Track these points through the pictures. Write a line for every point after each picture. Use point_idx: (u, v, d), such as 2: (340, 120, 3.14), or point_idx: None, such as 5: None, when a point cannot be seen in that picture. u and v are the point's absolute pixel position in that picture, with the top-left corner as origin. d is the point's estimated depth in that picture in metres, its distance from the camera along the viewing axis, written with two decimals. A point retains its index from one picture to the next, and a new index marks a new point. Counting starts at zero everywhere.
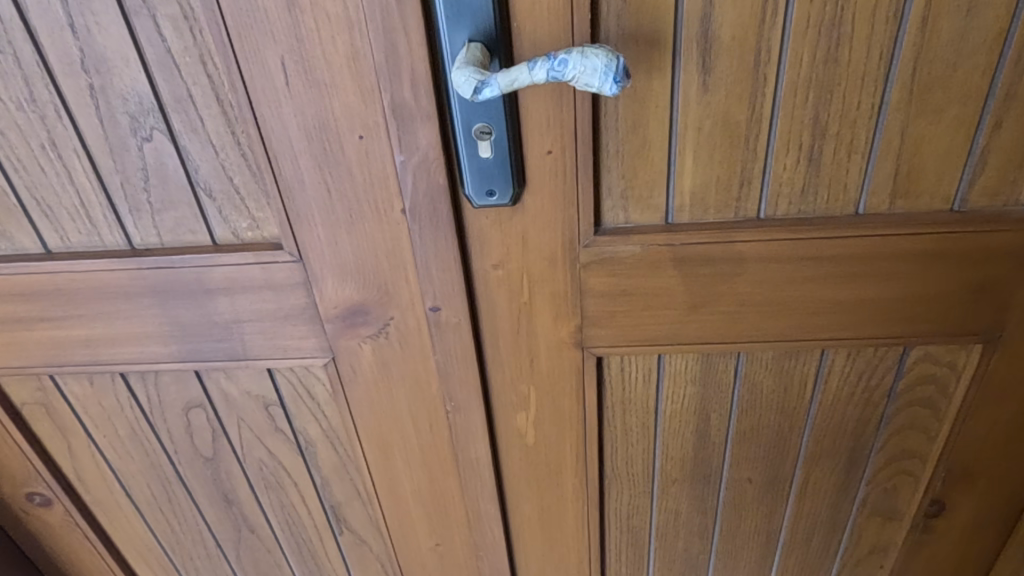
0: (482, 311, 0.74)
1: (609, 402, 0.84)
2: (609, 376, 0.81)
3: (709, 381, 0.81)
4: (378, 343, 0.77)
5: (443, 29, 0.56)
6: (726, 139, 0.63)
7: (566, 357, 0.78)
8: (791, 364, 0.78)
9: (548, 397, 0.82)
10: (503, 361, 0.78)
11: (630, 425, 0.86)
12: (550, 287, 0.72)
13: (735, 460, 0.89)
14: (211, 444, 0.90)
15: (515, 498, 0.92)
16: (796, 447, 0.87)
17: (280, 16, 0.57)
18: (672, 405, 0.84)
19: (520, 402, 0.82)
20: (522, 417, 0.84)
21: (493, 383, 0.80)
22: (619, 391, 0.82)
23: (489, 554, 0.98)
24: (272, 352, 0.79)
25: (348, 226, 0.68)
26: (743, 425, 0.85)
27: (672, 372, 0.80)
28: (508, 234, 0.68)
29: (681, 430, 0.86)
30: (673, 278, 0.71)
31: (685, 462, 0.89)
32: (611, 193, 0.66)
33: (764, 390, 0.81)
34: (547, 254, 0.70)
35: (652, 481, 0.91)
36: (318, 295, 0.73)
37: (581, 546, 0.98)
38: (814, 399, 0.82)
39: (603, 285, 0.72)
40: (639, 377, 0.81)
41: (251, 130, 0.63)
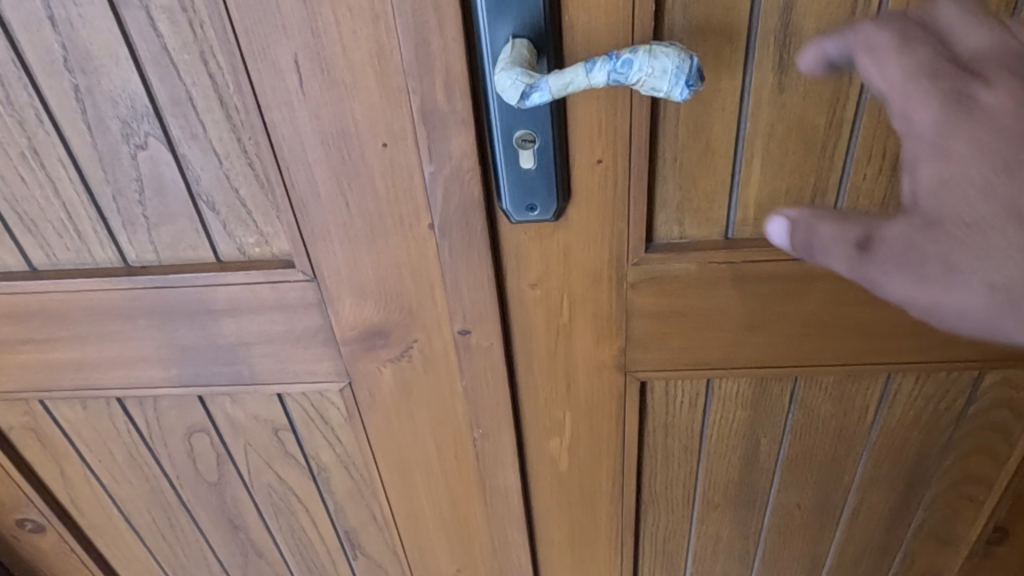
0: (516, 332, 0.67)
1: (650, 427, 0.77)
2: (652, 400, 0.74)
3: (761, 403, 0.74)
4: (400, 366, 0.70)
5: (483, 23, 0.48)
6: (801, 145, 0.55)
7: (607, 381, 0.70)
8: (853, 387, 0.72)
9: (584, 424, 0.75)
10: (537, 385, 0.71)
11: (672, 450, 0.79)
12: (593, 307, 0.65)
13: (783, 486, 0.82)
14: (215, 469, 0.83)
15: (544, 525, 0.85)
16: (850, 473, 0.80)
17: (293, 7, 0.49)
18: (719, 430, 0.77)
19: (553, 428, 0.75)
20: (556, 443, 0.77)
21: (525, 408, 0.73)
22: (662, 414, 0.76)
23: None
24: (282, 376, 0.72)
25: (369, 242, 0.61)
26: (796, 450, 0.78)
27: (721, 395, 0.74)
28: (548, 251, 0.61)
29: (726, 455, 0.79)
30: (731, 297, 0.63)
31: (729, 488, 0.82)
32: (666, 206, 0.59)
33: (821, 412, 0.75)
34: (592, 271, 0.62)
35: (692, 507, 0.85)
36: (334, 316, 0.66)
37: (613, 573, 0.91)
38: (875, 422, 0.75)
39: (652, 304, 0.64)
40: (684, 399, 0.74)
41: (260, 137, 0.55)
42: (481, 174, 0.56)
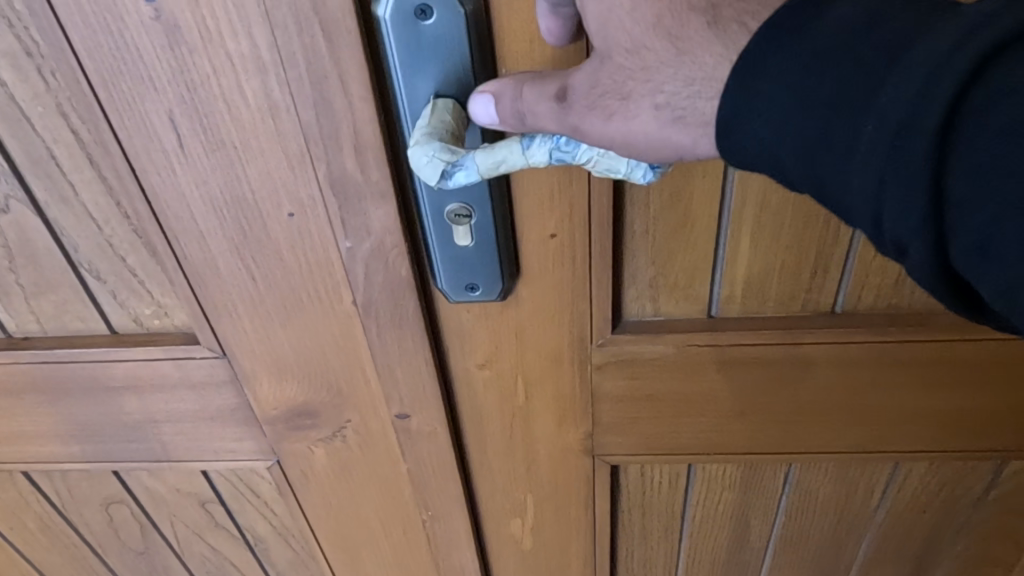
0: (464, 413, 0.57)
1: (625, 506, 0.68)
2: (626, 481, 0.65)
3: (751, 485, 0.65)
4: (334, 446, 0.61)
5: (399, 78, 0.38)
6: (799, 217, 0.46)
7: (572, 465, 0.61)
8: (856, 472, 0.63)
9: (549, 507, 0.65)
10: (492, 467, 0.62)
11: (650, 529, 0.70)
12: (553, 390, 0.55)
13: (776, 566, 0.73)
14: (141, 540, 0.75)
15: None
16: (851, 554, 0.71)
17: (159, 56, 0.39)
18: (702, 511, 0.68)
19: (513, 511, 0.66)
20: (517, 525, 0.67)
21: (480, 489, 0.64)
22: (638, 493, 0.67)
23: None
24: (201, 453, 0.62)
25: (284, 319, 0.51)
26: (790, 531, 0.69)
27: (705, 477, 0.65)
28: (497, 332, 0.51)
29: (711, 535, 0.70)
30: (715, 381, 0.54)
31: (714, 566, 0.73)
32: (636, 282, 0.49)
33: (820, 496, 0.66)
34: (550, 353, 0.53)
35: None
36: (251, 395, 0.57)
37: None
38: (880, 506, 0.66)
39: (622, 388, 0.55)
40: (664, 479, 0.65)
41: (138, 205, 0.45)
42: (410, 251, 0.46)
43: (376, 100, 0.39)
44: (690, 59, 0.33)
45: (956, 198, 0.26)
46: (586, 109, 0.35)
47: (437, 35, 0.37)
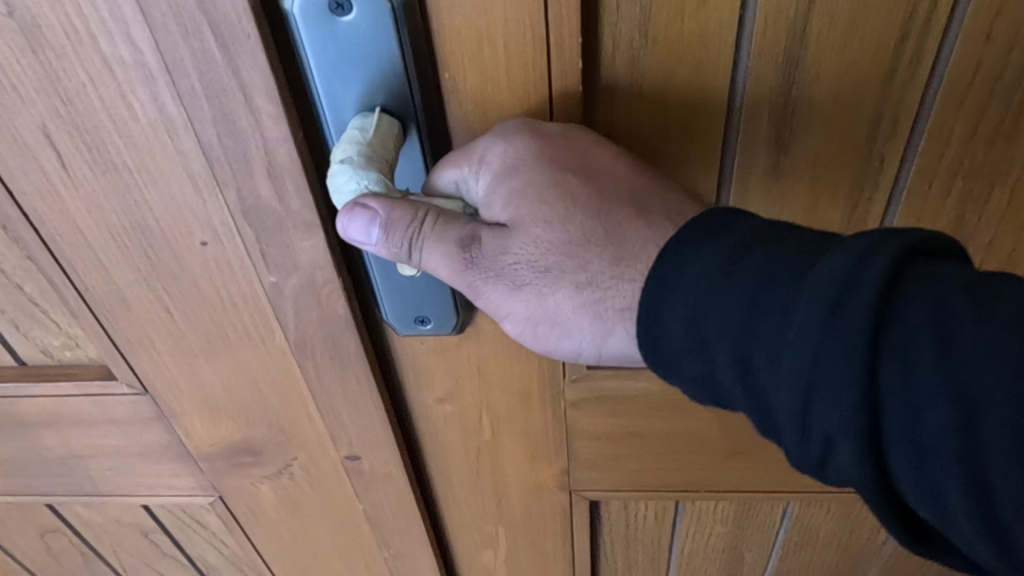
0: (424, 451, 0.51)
1: (608, 535, 0.62)
2: (609, 514, 0.60)
3: (744, 518, 0.60)
4: (281, 484, 0.54)
5: (319, 84, 0.32)
6: None
7: (547, 503, 0.55)
8: (860, 512, 0.57)
9: (521, 544, 0.59)
10: (459, 503, 0.56)
11: (636, 559, 0.65)
12: (522, 429, 0.49)
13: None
14: (84, 567, 0.69)
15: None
16: None
17: (20, 60, 0.31)
18: (691, 543, 0.63)
19: (483, 544, 0.60)
20: (486, 560, 0.61)
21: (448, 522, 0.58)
22: (621, 523, 0.61)
23: None
24: (135, 488, 0.56)
25: (210, 356, 0.44)
26: (787, 564, 0.64)
27: (694, 510, 0.59)
28: (456, 366, 0.45)
29: (701, 565, 0.65)
30: (704, 416, 0.49)
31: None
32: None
33: (820, 533, 0.60)
34: (517, 390, 0.46)
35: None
36: (182, 432, 0.50)
37: None
38: (888, 545, 0.60)
39: (600, 425, 0.49)
40: (650, 512, 0.59)
41: (24, 234, 0.38)
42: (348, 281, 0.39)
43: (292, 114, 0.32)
44: (618, 242, 0.35)
45: (890, 387, 0.28)
46: (488, 282, 0.35)
47: (360, 33, 0.30)
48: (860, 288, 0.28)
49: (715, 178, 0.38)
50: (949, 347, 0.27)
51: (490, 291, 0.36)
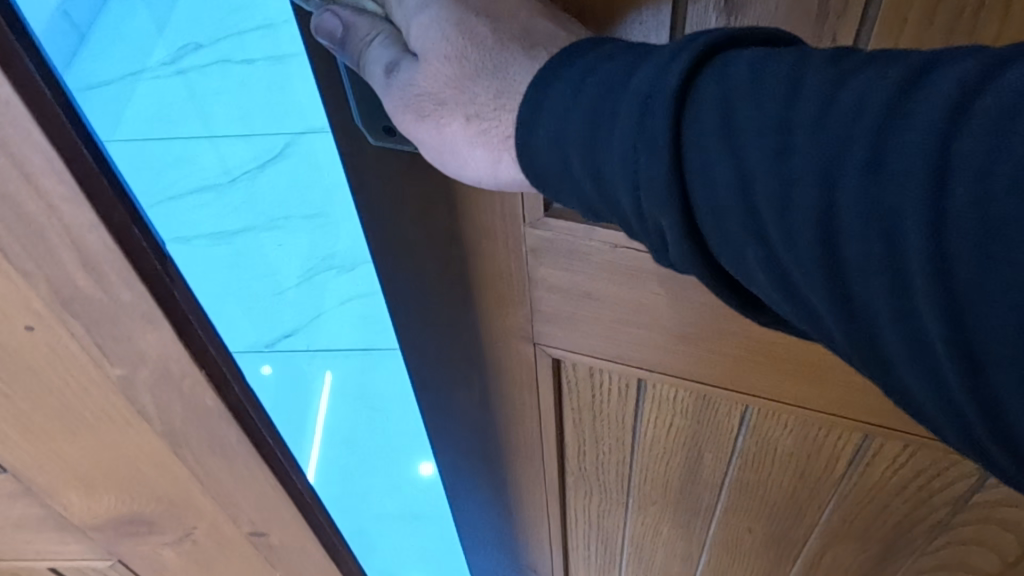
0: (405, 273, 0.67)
1: (581, 401, 0.79)
2: (573, 371, 0.75)
3: (700, 413, 0.74)
4: (184, 549, 0.48)
5: None
6: None
7: (502, 330, 0.73)
8: (813, 443, 0.72)
9: (495, 374, 0.79)
10: (451, 318, 0.73)
11: (605, 435, 0.82)
12: (493, 258, 0.65)
13: (731, 492, 0.83)
14: None
15: (461, 453, 0.93)
16: (810, 515, 0.81)
17: None
18: (650, 429, 0.78)
19: (467, 341, 0.76)
20: (479, 373, 0.80)
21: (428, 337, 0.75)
22: (587, 394, 0.78)
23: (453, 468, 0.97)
24: (21, 553, 0.49)
25: (70, 434, 0.39)
26: (745, 473, 0.79)
27: (654, 397, 0.74)
28: (453, 195, 0.60)
29: (668, 441, 0.79)
30: (654, 281, 0.61)
31: (667, 490, 0.86)
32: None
33: (779, 433, 0.72)
34: (489, 221, 0.62)
35: (627, 478, 0.87)
36: (57, 506, 0.43)
37: (539, 502, 0.99)
38: (845, 476, 0.74)
39: (553, 277, 0.64)
40: (614, 389, 0.75)
41: None
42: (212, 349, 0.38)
43: (111, 187, 0.31)
44: (502, 70, 0.46)
45: (691, 152, 0.38)
46: (403, 109, 0.49)
47: None
48: (661, 86, 0.39)
49: (666, 28, 0.47)
50: (732, 116, 0.37)
51: (407, 119, 0.50)
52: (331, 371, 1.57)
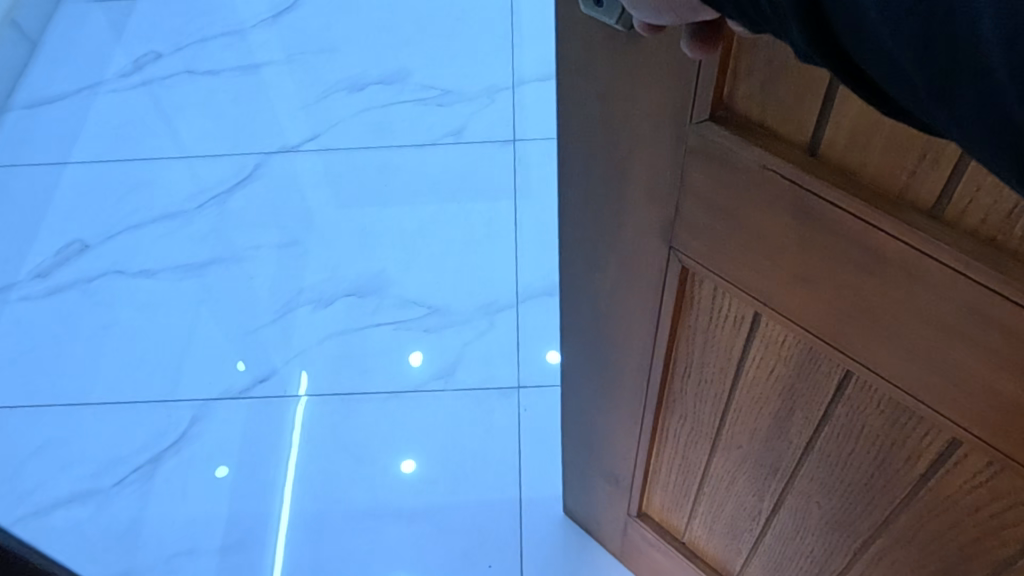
0: (572, 144, 0.65)
1: (693, 331, 0.73)
2: (691, 288, 0.69)
3: (805, 368, 0.65)
4: None
5: None
6: None
7: (648, 238, 0.67)
8: (905, 429, 0.60)
9: (626, 286, 0.74)
10: (587, 207, 0.70)
11: (707, 364, 0.75)
12: (647, 157, 0.60)
13: (800, 472, 0.75)
14: None
15: (586, 371, 0.91)
16: (881, 514, 0.69)
17: None
18: (753, 368, 0.70)
19: (596, 247, 0.73)
20: (601, 278, 0.76)
21: (575, 223, 0.72)
22: (704, 315, 0.71)
23: (570, 382, 0.95)
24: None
25: None
26: (829, 448, 0.69)
27: (766, 335, 0.65)
28: (620, 74, 0.56)
29: (754, 407, 0.74)
30: (786, 216, 0.53)
31: (751, 439, 0.78)
32: (748, 79, 0.50)
33: (866, 432, 0.64)
34: (648, 113, 0.57)
35: (718, 430, 0.81)
36: None
37: (629, 441, 0.95)
38: (926, 482, 0.62)
39: (702, 184, 0.57)
40: (732, 319, 0.67)
41: None
42: None
43: None
44: None
45: None
46: None
47: None
48: None
49: None
50: None
51: None
52: (309, 397, 1.36)
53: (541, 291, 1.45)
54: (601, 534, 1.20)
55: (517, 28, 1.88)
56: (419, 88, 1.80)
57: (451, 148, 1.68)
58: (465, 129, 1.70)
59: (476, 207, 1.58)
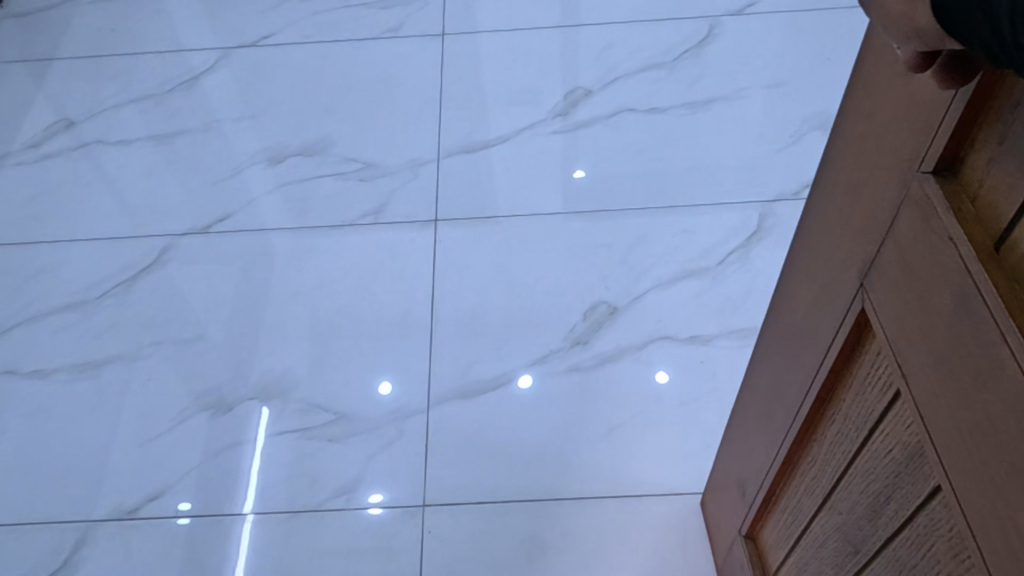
0: (840, 145, 0.62)
1: (851, 380, 0.68)
2: (864, 340, 0.63)
3: (910, 462, 0.59)
4: None
5: None
6: None
7: (846, 268, 0.62)
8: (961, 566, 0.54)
9: (816, 305, 0.70)
10: (822, 214, 0.66)
11: (850, 418, 0.69)
12: (877, 187, 0.56)
13: (874, 565, 0.69)
14: None
15: (766, 375, 0.87)
16: None
17: None
18: (877, 441, 0.65)
19: (812, 256, 0.69)
20: (803, 290, 0.72)
21: (810, 224, 0.69)
22: (862, 370, 0.65)
23: (753, 380, 0.92)
24: None
25: None
26: (901, 552, 0.63)
27: (898, 415, 0.60)
28: (898, 92, 0.53)
29: (864, 478, 0.68)
30: (948, 298, 0.49)
31: (850, 511, 0.73)
32: (984, 151, 0.47)
33: (932, 552, 0.58)
34: (896, 140, 0.53)
35: (834, 486, 0.75)
36: None
37: (763, 462, 0.91)
38: None
39: (903, 234, 0.53)
40: (880, 383, 0.62)
41: None
42: None
43: None
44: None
45: None
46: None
47: None
48: None
49: None
50: None
51: None
52: (254, 517, 1.27)
53: (452, 390, 1.38)
54: (717, 544, 1.18)
55: (446, 92, 1.81)
56: (340, 161, 1.72)
57: (369, 229, 1.60)
58: (384, 209, 1.63)
59: (394, 296, 1.50)
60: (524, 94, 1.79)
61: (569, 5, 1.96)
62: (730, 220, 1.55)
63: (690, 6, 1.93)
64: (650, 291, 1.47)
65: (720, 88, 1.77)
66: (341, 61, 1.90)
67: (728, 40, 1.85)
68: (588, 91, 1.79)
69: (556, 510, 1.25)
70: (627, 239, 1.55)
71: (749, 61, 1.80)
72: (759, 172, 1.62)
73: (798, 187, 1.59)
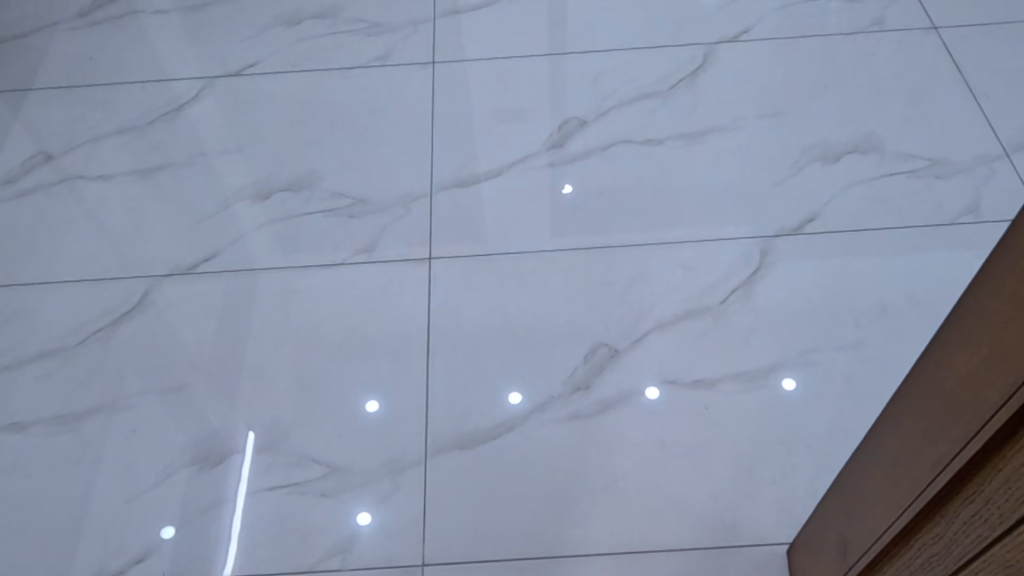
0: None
1: (993, 467, 0.63)
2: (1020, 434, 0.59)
3: None
4: None
5: None
6: None
7: (1014, 357, 0.57)
8: None
9: (969, 381, 0.65)
10: (993, 289, 0.61)
11: (986, 506, 0.66)
12: None
13: None
14: None
15: (894, 436, 0.83)
16: None
17: None
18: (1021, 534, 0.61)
19: (974, 329, 0.64)
20: (955, 362, 0.68)
21: (978, 295, 0.64)
22: (1008, 462, 0.61)
23: (879, 434, 0.88)
24: None
25: None
26: None
27: None
28: None
29: (1004, 565, 0.65)
30: None
31: None
32: None
33: None
34: None
35: (958, 564, 0.72)
36: None
37: (875, 526, 0.87)
38: None
39: None
40: None
41: None
42: None
43: None
44: None
45: None
46: None
47: None
48: None
49: None
50: None
51: None
52: None
53: (451, 440, 1.33)
54: None
55: (436, 123, 1.77)
56: (328, 196, 1.67)
57: (359, 268, 1.55)
58: (375, 247, 1.58)
59: (387, 340, 1.45)
60: (518, 125, 1.75)
61: (559, 30, 1.92)
62: (731, 256, 1.52)
63: (685, 32, 1.89)
64: (651, 332, 1.43)
65: (717, 117, 1.73)
66: (328, 91, 1.85)
67: (723, 67, 1.82)
68: (583, 121, 1.75)
69: (563, 566, 1.21)
70: (626, 277, 1.51)
71: (746, 89, 1.77)
72: (760, 206, 1.59)
73: (800, 221, 1.56)
